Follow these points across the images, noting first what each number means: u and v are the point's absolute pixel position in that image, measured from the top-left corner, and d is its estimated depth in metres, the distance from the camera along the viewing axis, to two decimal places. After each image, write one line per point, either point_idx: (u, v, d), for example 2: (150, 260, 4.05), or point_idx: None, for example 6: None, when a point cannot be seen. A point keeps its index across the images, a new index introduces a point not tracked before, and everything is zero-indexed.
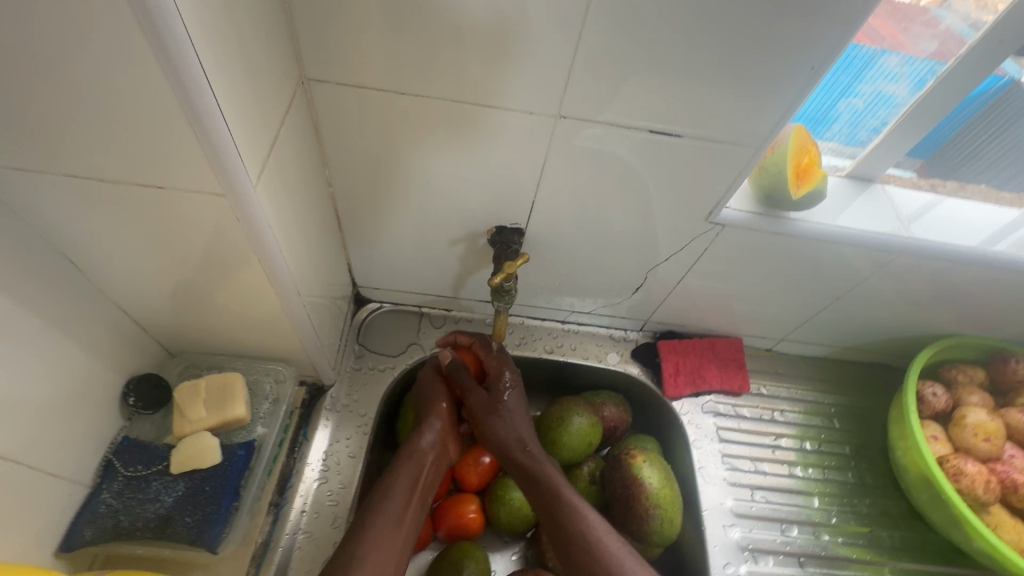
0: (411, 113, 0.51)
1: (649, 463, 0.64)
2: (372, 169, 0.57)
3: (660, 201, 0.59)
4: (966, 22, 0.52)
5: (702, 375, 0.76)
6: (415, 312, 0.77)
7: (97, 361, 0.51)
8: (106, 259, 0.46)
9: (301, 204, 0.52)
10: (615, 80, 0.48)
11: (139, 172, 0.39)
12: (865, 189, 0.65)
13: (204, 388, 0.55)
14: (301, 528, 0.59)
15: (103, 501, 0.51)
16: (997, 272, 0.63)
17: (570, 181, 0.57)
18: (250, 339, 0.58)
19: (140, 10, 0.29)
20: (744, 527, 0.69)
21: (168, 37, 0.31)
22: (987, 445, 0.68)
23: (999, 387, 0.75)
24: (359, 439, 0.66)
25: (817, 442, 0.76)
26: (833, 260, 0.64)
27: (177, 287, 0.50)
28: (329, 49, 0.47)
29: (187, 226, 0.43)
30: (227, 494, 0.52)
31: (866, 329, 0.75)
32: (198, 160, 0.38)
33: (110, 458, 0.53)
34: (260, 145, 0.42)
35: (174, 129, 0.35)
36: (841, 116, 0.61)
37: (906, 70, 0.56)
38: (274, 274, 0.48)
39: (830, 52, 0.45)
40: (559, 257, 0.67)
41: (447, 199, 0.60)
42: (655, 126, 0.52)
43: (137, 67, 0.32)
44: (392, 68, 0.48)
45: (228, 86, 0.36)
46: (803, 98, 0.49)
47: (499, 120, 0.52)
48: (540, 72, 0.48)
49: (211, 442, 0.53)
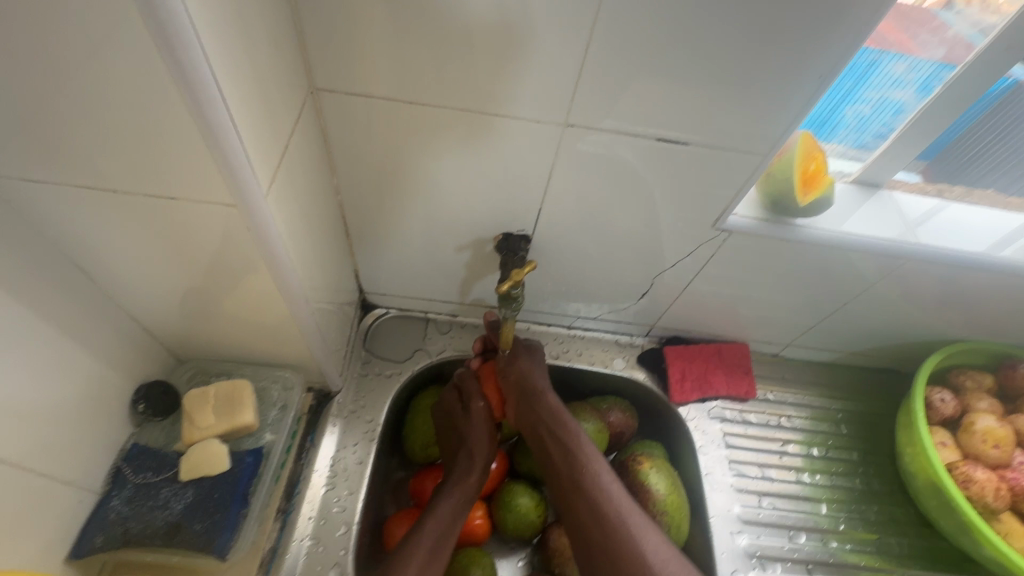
0: (418, 121, 0.52)
1: (657, 470, 0.64)
2: (379, 176, 0.57)
3: (667, 208, 0.59)
4: (974, 27, 0.52)
5: (709, 381, 0.76)
6: (421, 317, 0.77)
7: (106, 368, 0.51)
8: (117, 266, 0.47)
9: (310, 211, 0.52)
10: (622, 88, 0.48)
11: (151, 181, 0.39)
12: (872, 194, 0.65)
13: (213, 395, 0.56)
14: (308, 534, 0.60)
15: (112, 508, 0.51)
16: (1004, 278, 0.63)
17: (577, 188, 0.58)
18: (258, 346, 0.58)
19: (156, 24, 0.30)
20: (752, 534, 0.68)
21: (183, 51, 0.31)
22: (996, 451, 0.67)
23: (1007, 393, 0.74)
24: (366, 444, 0.66)
25: (824, 448, 0.76)
26: (839, 266, 0.64)
27: (187, 294, 0.50)
28: (338, 58, 0.47)
29: (198, 234, 0.43)
30: (236, 501, 0.52)
31: (873, 334, 0.75)
32: (210, 170, 0.38)
33: (120, 464, 0.53)
34: (270, 154, 0.42)
35: (187, 140, 0.36)
36: (847, 121, 0.61)
37: (913, 76, 0.56)
38: (282, 282, 0.48)
39: (838, 60, 0.45)
40: (565, 263, 0.67)
41: (453, 206, 0.60)
42: (661, 133, 0.52)
43: (151, 80, 0.32)
44: (401, 76, 0.48)
45: (240, 97, 0.37)
46: (810, 105, 0.49)
47: (506, 127, 0.52)
48: (548, 80, 0.48)
49: (220, 449, 0.54)
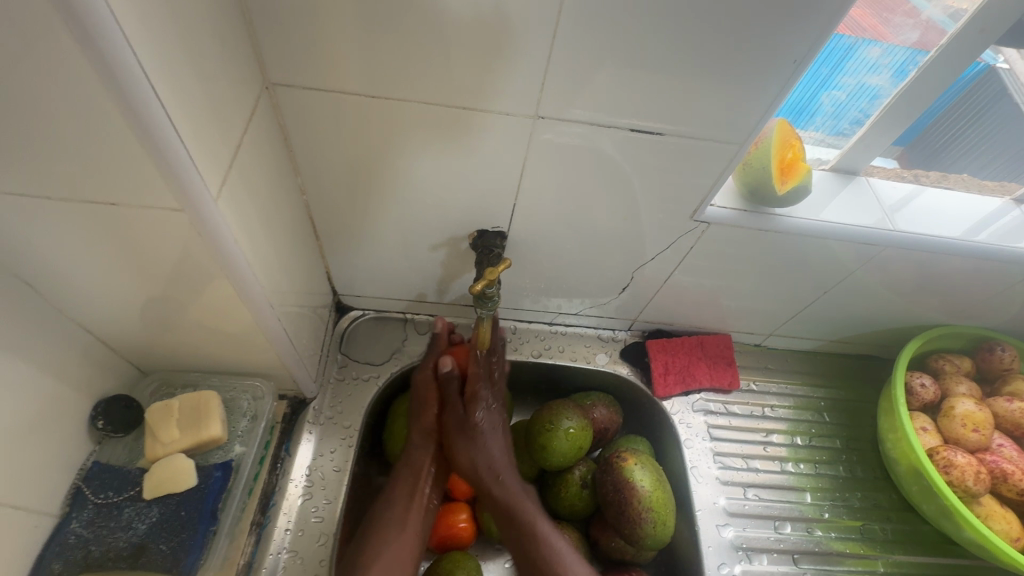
0: (384, 118, 0.50)
1: (641, 465, 0.63)
2: (346, 176, 0.55)
3: (645, 200, 0.58)
4: (946, 12, 0.51)
5: (692, 373, 0.76)
6: (398, 318, 0.75)
7: (61, 386, 0.49)
8: (65, 280, 0.44)
9: (271, 214, 0.50)
10: (594, 75, 0.46)
11: (91, 188, 0.37)
12: (849, 181, 0.64)
13: (177, 408, 0.54)
14: (285, 547, 0.58)
15: (72, 532, 0.49)
16: (981, 262, 0.63)
17: (552, 182, 0.56)
18: (226, 355, 0.56)
19: (71, 16, 0.27)
20: (737, 526, 0.68)
21: (106, 46, 0.29)
22: (976, 435, 0.68)
23: (986, 375, 0.75)
24: (343, 452, 0.64)
25: (807, 436, 0.76)
26: (819, 254, 0.63)
27: (144, 305, 0.48)
28: (294, 53, 0.45)
29: (150, 242, 0.41)
30: (204, 519, 0.51)
31: (854, 321, 0.75)
32: (150, 174, 0.36)
33: (80, 484, 0.51)
34: (220, 156, 0.40)
35: (123, 143, 0.34)
36: (823, 108, 0.60)
37: (888, 61, 0.55)
38: (243, 288, 0.46)
39: (813, 44, 0.44)
40: (542, 258, 0.66)
41: (426, 205, 0.58)
42: (635, 124, 0.50)
43: (76, 80, 0.30)
44: (363, 71, 0.46)
45: (179, 96, 0.35)
46: (783, 94, 0.48)
47: (476, 121, 0.50)
48: (517, 69, 0.46)
49: (186, 464, 0.52)
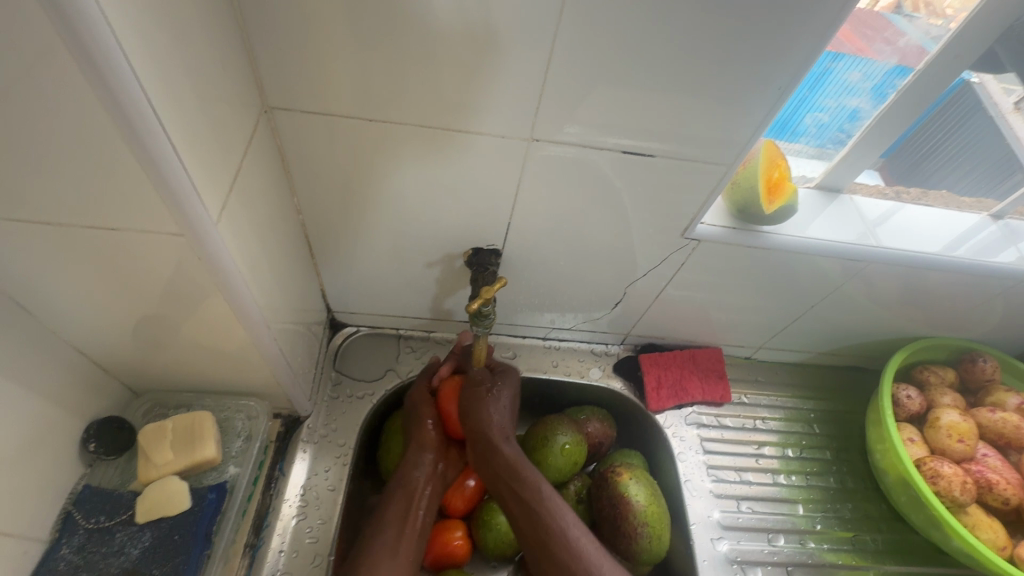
0: (381, 139, 0.51)
1: (635, 479, 0.64)
2: (342, 196, 0.56)
3: (636, 219, 0.59)
4: (927, 35, 0.54)
5: (684, 387, 0.77)
6: (393, 335, 0.75)
7: (52, 409, 0.48)
8: (59, 302, 0.44)
9: (268, 234, 0.50)
10: (586, 100, 0.48)
11: (91, 213, 0.37)
12: (833, 199, 0.66)
13: (171, 429, 0.54)
14: (278, 569, 0.58)
15: (62, 557, 0.48)
16: (962, 276, 0.65)
17: (545, 201, 0.57)
18: (220, 374, 0.56)
19: (82, 49, 0.28)
20: (732, 539, 0.68)
21: (115, 77, 0.30)
22: (961, 445, 0.69)
23: (969, 386, 0.77)
24: (338, 470, 0.64)
25: (798, 449, 0.77)
26: (806, 270, 0.65)
27: (138, 326, 0.48)
28: (292, 77, 0.46)
29: (148, 265, 0.42)
30: (198, 542, 0.50)
31: (841, 334, 0.77)
32: (151, 199, 0.36)
33: (70, 508, 0.50)
34: (220, 179, 0.40)
35: (126, 169, 0.34)
36: (808, 129, 0.62)
37: (868, 84, 0.57)
38: (240, 307, 0.46)
39: (795, 72, 0.46)
40: (536, 275, 0.67)
41: (422, 224, 0.59)
42: (626, 145, 0.52)
43: (82, 108, 0.31)
44: (361, 94, 0.47)
45: (182, 123, 0.35)
46: (769, 118, 0.50)
47: (471, 142, 0.51)
48: (512, 94, 0.47)
49: (180, 486, 0.51)
